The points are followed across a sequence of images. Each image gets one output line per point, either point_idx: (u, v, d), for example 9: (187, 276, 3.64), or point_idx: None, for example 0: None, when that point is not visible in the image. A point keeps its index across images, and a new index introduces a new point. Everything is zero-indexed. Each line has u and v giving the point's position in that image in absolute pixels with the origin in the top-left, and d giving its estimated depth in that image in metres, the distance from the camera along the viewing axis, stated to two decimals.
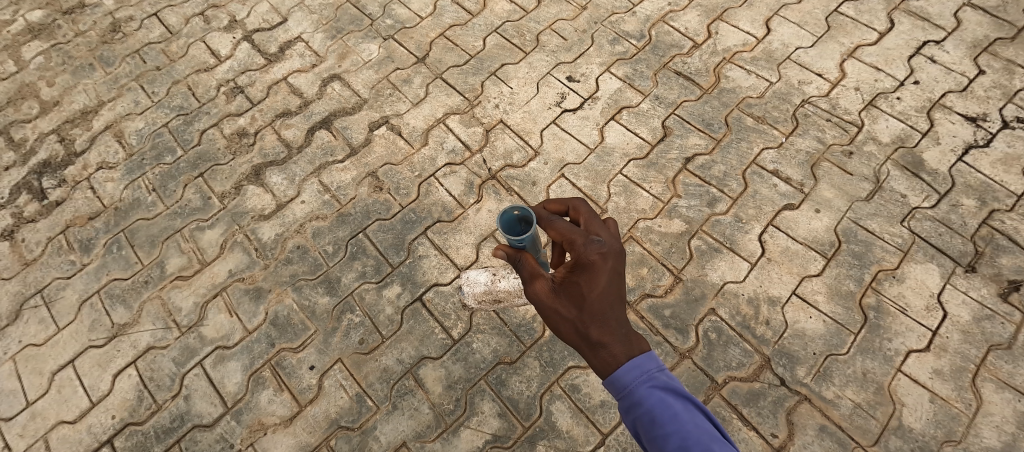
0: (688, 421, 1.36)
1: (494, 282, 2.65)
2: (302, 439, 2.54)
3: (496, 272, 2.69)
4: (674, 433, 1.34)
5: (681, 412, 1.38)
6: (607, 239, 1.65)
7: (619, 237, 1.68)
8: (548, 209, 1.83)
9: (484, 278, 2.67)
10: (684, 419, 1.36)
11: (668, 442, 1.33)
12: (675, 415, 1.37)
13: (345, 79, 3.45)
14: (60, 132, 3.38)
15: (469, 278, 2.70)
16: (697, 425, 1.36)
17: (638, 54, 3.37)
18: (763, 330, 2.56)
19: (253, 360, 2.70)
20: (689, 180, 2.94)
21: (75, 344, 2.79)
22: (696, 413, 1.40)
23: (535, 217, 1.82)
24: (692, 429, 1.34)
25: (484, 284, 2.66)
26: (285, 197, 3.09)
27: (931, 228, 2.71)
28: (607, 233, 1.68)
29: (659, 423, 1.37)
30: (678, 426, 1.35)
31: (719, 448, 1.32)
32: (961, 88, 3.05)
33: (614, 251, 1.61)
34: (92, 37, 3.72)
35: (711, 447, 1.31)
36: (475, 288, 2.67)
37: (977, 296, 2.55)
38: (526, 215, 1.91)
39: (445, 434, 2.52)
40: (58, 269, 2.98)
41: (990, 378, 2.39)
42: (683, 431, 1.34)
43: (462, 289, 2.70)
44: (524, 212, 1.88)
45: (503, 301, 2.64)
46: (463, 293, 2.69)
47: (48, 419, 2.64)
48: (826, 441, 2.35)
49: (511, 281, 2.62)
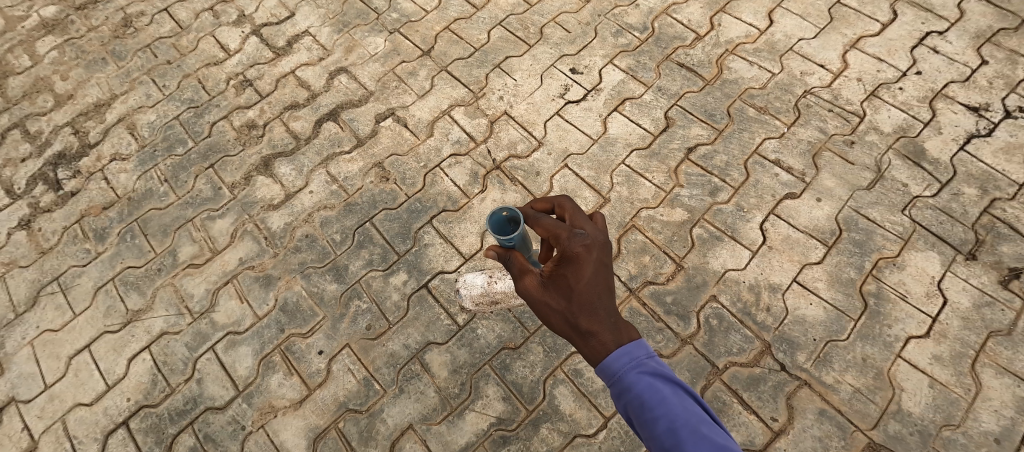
0: (676, 405, 1.40)
1: (492, 284, 2.69)
2: (312, 421, 2.60)
3: (493, 274, 2.73)
4: (663, 416, 1.38)
5: (669, 397, 1.41)
6: (590, 231, 1.67)
7: (603, 229, 1.69)
8: (535, 209, 1.87)
9: (481, 281, 2.71)
10: (673, 403, 1.40)
11: (657, 425, 1.38)
12: (664, 399, 1.41)
13: (352, 72, 3.51)
14: (74, 124, 3.45)
15: (466, 281, 2.74)
16: (685, 407, 1.40)
17: (642, 46, 3.40)
18: (763, 317, 2.59)
19: (263, 345, 2.76)
20: (691, 170, 2.97)
21: (91, 329, 2.86)
22: (685, 398, 1.44)
23: (523, 216, 1.87)
24: (680, 412, 1.39)
25: (481, 286, 2.70)
26: (294, 187, 3.15)
27: (933, 216, 2.73)
28: (592, 226, 1.70)
29: (648, 407, 1.41)
30: (666, 410, 1.39)
31: (707, 430, 1.37)
32: (963, 78, 3.06)
33: (597, 243, 1.63)
34: (104, 32, 3.80)
35: (698, 429, 1.37)
36: (473, 291, 2.71)
37: (978, 284, 2.57)
38: (515, 216, 1.95)
39: (451, 417, 2.57)
40: (73, 257, 3.05)
41: (990, 363, 2.41)
42: (671, 415, 1.38)
43: (460, 292, 2.74)
44: (512, 213, 1.94)
45: (500, 302, 2.70)
46: (461, 296, 2.73)
47: (65, 401, 2.71)
48: (826, 424, 2.38)
49: (507, 282, 2.67)
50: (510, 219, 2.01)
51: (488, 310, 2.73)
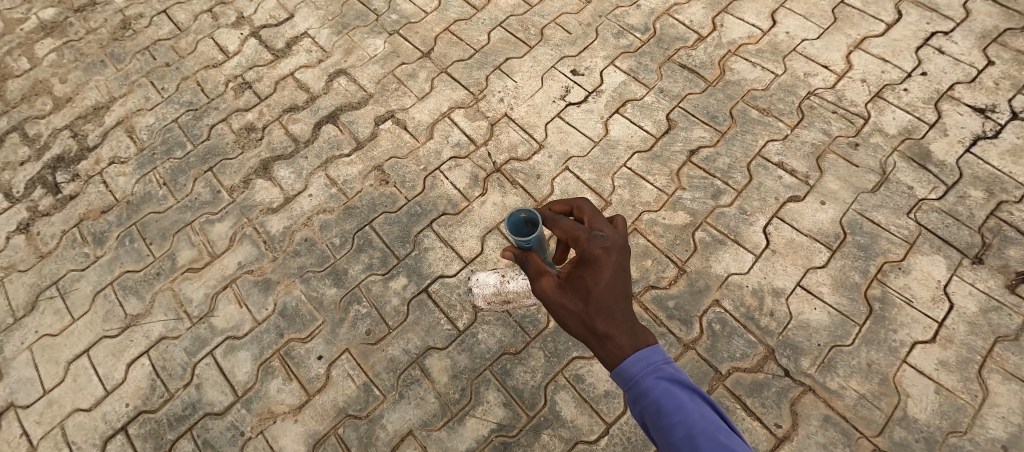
0: (693, 412, 1.35)
1: (504, 283, 2.74)
2: (311, 427, 2.58)
3: (505, 273, 2.78)
4: (680, 423, 1.33)
5: (687, 403, 1.36)
6: (610, 234, 1.67)
7: (623, 233, 1.69)
8: (553, 210, 1.86)
9: (493, 280, 2.76)
10: (691, 409, 1.35)
11: (674, 432, 1.33)
12: (681, 406, 1.36)
13: (351, 74, 3.48)
14: (73, 127, 3.44)
15: (478, 280, 2.78)
16: (703, 415, 1.35)
17: (643, 47, 3.37)
18: (767, 321, 2.56)
19: (262, 350, 2.74)
20: (694, 173, 2.94)
21: (90, 334, 2.85)
22: (702, 405, 1.39)
23: (540, 217, 1.86)
24: (698, 419, 1.34)
25: (494, 285, 2.74)
26: (293, 190, 3.13)
27: (938, 219, 2.69)
28: (611, 229, 1.69)
29: (665, 413, 1.36)
30: (683, 417, 1.34)
31: (725, 438, 1.32)
32: (969, 79, 3.02)
33: (617, 246, 1.63)
34: (103, 34, 3.78)
35: (716, 437, 1.31)
36: (485, 290, 2.75)
37: (984, 288, 2.53)
38: (533, 217, 1.95)
39: (451, 423, 2.55)
40: (72, 261, 3.03)
41: (996, 369, 2.38)
42: (688, 422, 1.33)
43: (471, 290, 2.77)
44: (531, 214, 1.94)
45: (512, 301, 2.73)
46: (473, 295, 2.76)
47: (64, 406, 2.69)
48: (831, 431, 2.35)
49: (520, 282, 2.73)
50: (527, 220, 2.00)
51: (498, 309, 2.74)
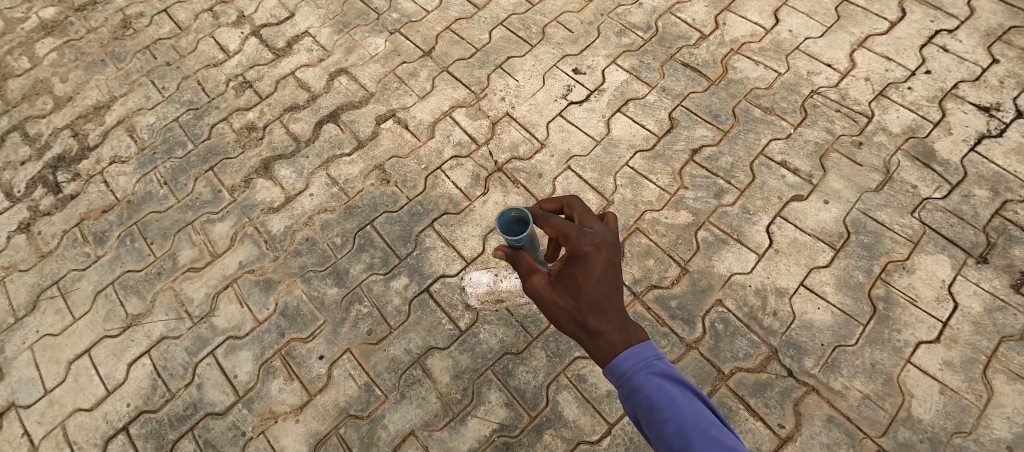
0: (685, 406, 1.36)
1: (497, 282, 2.74)
2: (312, 427, 2.57)
3: (498, 272, 2.78)
4: (672, 418, 1.34)
5: (679, 398, 1.37)
6: (600, 230, 1.64)
7: (613, 230, 1.66)
8: (543, 208, 1.82)
9: (486, 279, 2.76)
10: (683, 404, 1.36)
11: (666, 427, 1.34)
12: (673, 401, 1.37)
13: (352, 73, 3.47)
14: (73, 127, 3.43)
15: (471, 280, 2.78)
16: (695, 409, 1.36)
17: (645, 45, 3.36)
18: (770, 321, 2.55)
19: (263, 350, 2.73)
20: (696, 172, 2.92)
21: (91, 334, 2.84)
22: (694, 400, 1.40)
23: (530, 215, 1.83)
24: (690, 414, 1.35)
25: (487, 284, 2.74)
26: (294, 190, 3.12)
27: (943, 218, 2.68)
28: (601, 225, 1.66)
29: (657, 409, 1.37)
30: (676, 412, 1.35)
31: (717, 432, 1.33)
32: (974, 77, 3.01)
33: (607, 242, 1.61)
34: (103, 34, 3.77)
35: (708, 431, 1.32)
36: (478, 288, 2.75)
37: (989, 287, 2.52)
38: (524, 216, 1.93)
39: (452, 423, 2.54)
40: (73, 261, 3.03)
41: (1001, 369, 2.37)
42: (681, 416, 1.34)
43: (465, 289, 2.77)
44: (522, 213, 1.92)
45: (505, 300, 2.72)
46: (466, 294, 2.76)
47: (65, 406, 2.69)
48: (835, 431, 2.33)
49: (513, 281, 2.73)
50: (517, 218, 1.98)
51: (492, 308, 2.73)
